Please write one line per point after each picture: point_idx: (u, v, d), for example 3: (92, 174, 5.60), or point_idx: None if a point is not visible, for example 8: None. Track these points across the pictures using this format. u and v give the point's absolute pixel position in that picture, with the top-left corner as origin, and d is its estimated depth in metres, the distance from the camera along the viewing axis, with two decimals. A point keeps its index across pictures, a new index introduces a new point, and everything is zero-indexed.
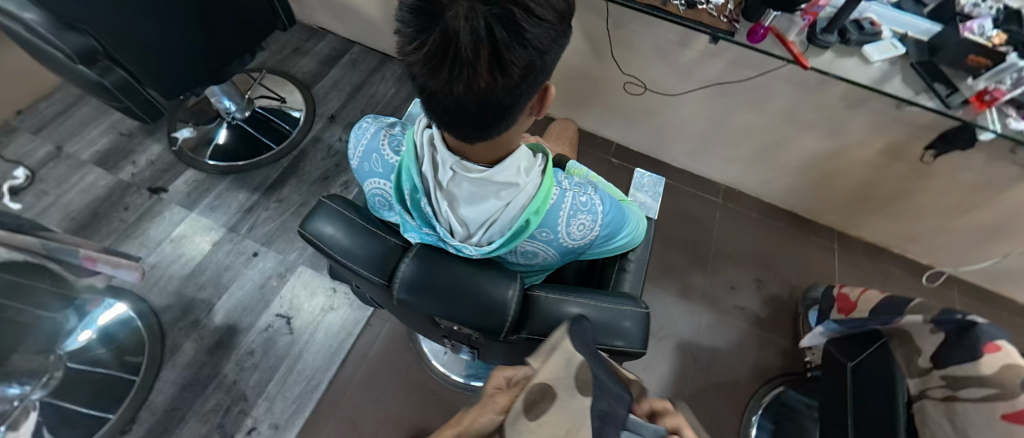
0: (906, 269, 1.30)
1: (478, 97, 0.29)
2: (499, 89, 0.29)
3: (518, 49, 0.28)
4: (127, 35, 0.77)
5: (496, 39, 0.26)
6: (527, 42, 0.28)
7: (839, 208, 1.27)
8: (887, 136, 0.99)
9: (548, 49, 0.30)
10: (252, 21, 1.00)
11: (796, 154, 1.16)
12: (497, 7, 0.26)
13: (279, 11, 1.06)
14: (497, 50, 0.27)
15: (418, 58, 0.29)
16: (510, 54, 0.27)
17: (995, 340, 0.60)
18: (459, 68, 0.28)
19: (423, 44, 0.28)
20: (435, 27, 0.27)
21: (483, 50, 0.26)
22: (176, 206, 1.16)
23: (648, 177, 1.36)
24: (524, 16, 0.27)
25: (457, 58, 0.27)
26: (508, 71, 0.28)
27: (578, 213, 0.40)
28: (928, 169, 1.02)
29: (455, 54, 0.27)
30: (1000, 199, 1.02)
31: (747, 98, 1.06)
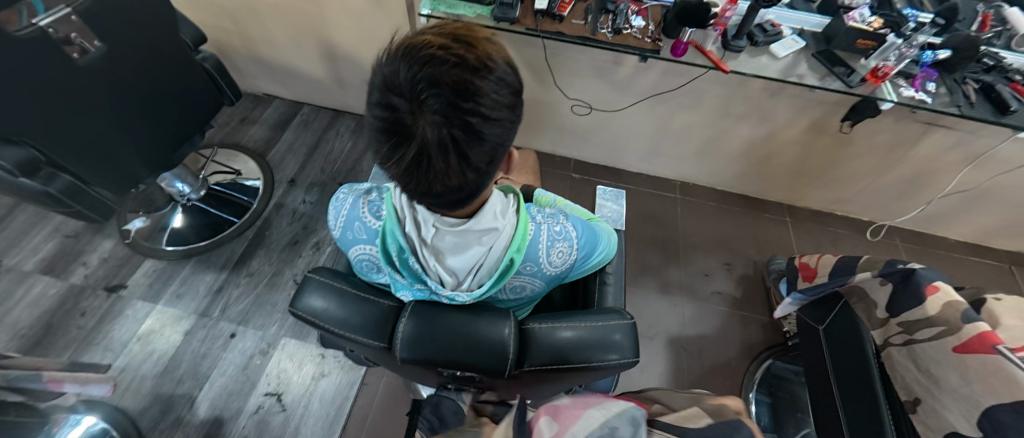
0: (851, 228, 1.42)
1: (454, 189, 0.35)
2: (470, 180, 0.34)
3: (480, 146, 0.33)
4: (69, 139, 0.76)
5: (459, 145, 0.32)
6: (487, 138, 0.33)
7: (783, 184, 1.38)
8: (809, 115, 1.10)
9: (509, 133, 0.35)
10: (197, 102, 0.99)
11: (736, 143, 1.26)
12: (456, 119, 0.31)
13: (224, 89, 1.06)
14: (462, 153, 0.32)
15: (398, 167, 0.34)
16: (473, 152, 0.33)
17: (933, 281, 0.68)
18: (433, 172, 0.33)
19: (400, 156, 0.33)
20: (407, 142, 0.32)
21: (451, 156, 0.32)
22: (138, 301, 1.10)
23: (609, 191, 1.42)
24: (480, 121, 0.32)
25: (431, 166, 0.33)
26: (474, 165, 0.33)
27: (556, 242, 0.44)
28: (849, 138, 1.15)
29: (428, 162, 0.32)
30: (912, 154, 1.15)
31: (683, 102, 1.15)
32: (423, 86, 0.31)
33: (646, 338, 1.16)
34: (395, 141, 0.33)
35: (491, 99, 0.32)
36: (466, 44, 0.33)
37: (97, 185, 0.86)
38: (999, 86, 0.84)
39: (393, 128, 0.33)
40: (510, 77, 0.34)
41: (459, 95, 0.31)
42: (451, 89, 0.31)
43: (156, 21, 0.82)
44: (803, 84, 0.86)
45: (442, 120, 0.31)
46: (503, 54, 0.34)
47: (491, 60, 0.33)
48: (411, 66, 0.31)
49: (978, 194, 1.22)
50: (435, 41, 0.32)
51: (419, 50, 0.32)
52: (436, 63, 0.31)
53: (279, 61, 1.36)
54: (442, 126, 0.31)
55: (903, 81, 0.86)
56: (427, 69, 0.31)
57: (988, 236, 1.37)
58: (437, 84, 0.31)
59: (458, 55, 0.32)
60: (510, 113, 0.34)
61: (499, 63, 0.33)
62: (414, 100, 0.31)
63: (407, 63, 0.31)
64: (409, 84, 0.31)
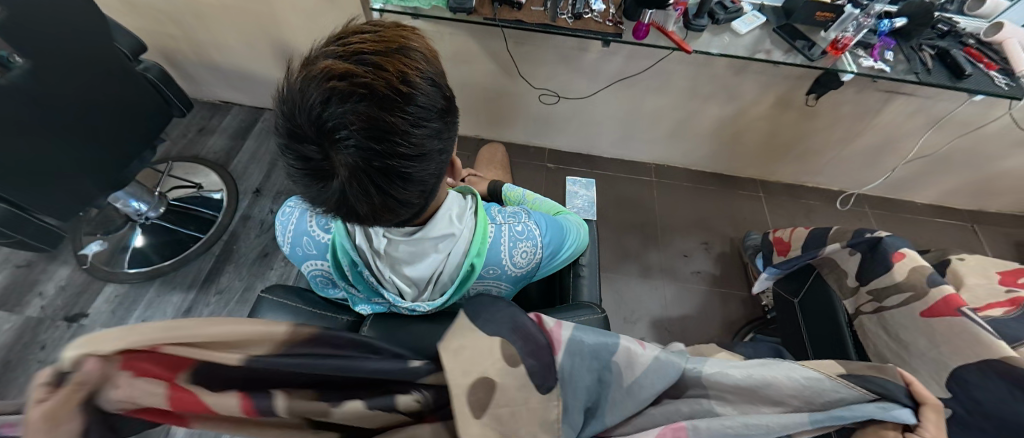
0: (822, 198, 1.45)
1: (389, 222, 0.35)
2: (403, 214, 0.34)
3: (406, 182, 0.32)
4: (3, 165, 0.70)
5: (380, 186, 0.31)
6: (411, 174, 0.32)
7: (754, 161, 1.40)
8: (774, 90, 1.11)
9: (439, 158, 0.34)
10: (143, 115, 0.94)
11: (706, 123, 1.26)
12: (372, 161, 0.30)
13: (171, 99, 1.00)
14: (387, 193, 0.32)
15: (326, 207, 0.34)
16: (399, 191, 0.32)
17: (900, 249, 0.70)
18: (360, 213, 0.33)
19: (324, 197, 0.33)
20: (327, 185, 0.32)
21: (375, 198, 0.32)
22: (102, 329, 1.05)
23: (579, 181, 1.40)
24: (399, 160, 0.31)
25: (356, 207, 0.33)
26: (403, 203, 0.33)
27: (518, 242, 0.42)
28: (814, 111, 1.16)
29: (354, 205, 0.32)
30: (875, 123, 1.17)
31: (651, 85, 1.14)
32: (331, 131, 0.29)
33: (630, 323, 1.17)
34: (316, 183, 0.32)
35: (407, 134, 0.31)
36: (374, 72, 0.30)
37: (40, 211, 0.80)
38: (954, 51, 0.85)
39: (311, 171, 0.32)
40: (431, 101, 0.32)
41: (372, 135, 0.30)
42: (361, 129, 0.29)
43: (84, 31, 0.76)
44: (766, 60, 0.86)
45: (357, 166, 0.30)
46: (420, 74, 0.32)
47: (404, 85, 0.31)
48: (315, 107, 0.29)
49: (939, 158, 1.25)
50: (336, 72, 0.29)
51: (322, 86, 0.29)
52: (343, 101, 0.29)
53: (232, 66, 1.30)
54: (358, 172, 0.30)
55: (862, 51, 0.86)
56: (332, 110, 0.29)
57: (950, 197, 1.42)
58: (345, 125, 0.29)
59: (366, 89, 0.29)
60: (436, 140, 0.33)
61: (415, 89, 0.31)
62: (326, 146, 0.30)
63: (312, 104, 0.30)
64: (317, 128, 0.30)
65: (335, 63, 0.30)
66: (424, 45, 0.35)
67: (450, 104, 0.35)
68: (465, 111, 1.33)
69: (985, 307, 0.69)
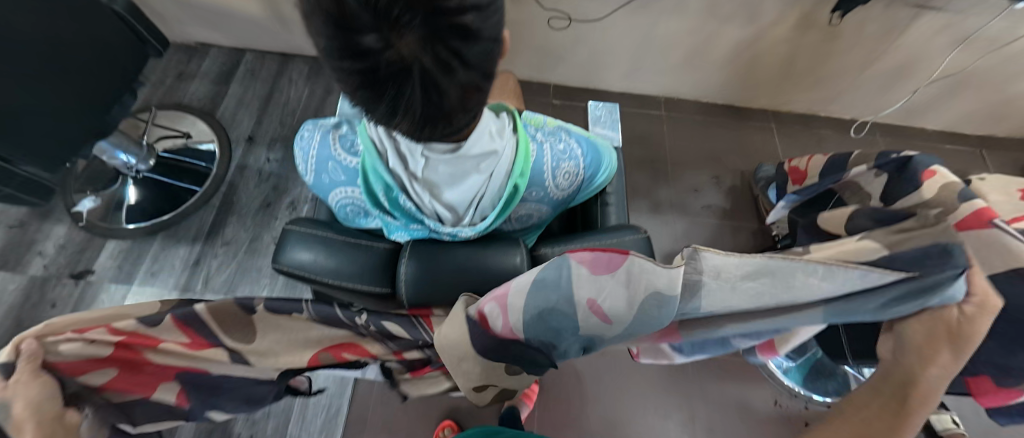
0: (833, 128, 1.42)
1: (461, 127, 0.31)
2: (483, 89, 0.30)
3: (479, 68, 0.28)
4: None
5: (462, 54, 0.26)
6: (484, 29, 0.27)
7: (768, 90, 1.34)
8: (798, 8, 1.03)
9: (500, 38, 0.29)
10: (117, 56, 0.85)
11: (722, 49, 1.19)
12: (448, 22, 0.25)
13: (145, 36, 0.90)
14: (463, 84, 0.27)
15: (405, 123, 0.29)
16: (479, 55, 0.27)
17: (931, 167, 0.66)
18: (435, 118, 0.29)
19: (401, 107, 0.28)
20: (402, 85, 0.26)
21: (462, 73, 0.27)
22: (111, 284, 1.04)
23: (603, 107, 1.32)
24: (472, 13, 0.25)
25: (430, 111, 0.28)
26: (484, 71, 0.29)
27: (561, 162, 0.39)
28: (838, 31, 1.09)
29: (442, 97, 0.27)
30: (900, 42, 1.11)
31: (668, 6, 1.06)
32: (390, 15, 0.24)
33: None
34: (376, 93, 0.27)
35: None
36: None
37: (27, 163, 0.75)
38: None
39: (378, 77, 0.26)
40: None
41: (438, 11, 0.24)
42: None
43: None
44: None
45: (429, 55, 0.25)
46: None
47: None
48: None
49: (961, 79, 1.20)
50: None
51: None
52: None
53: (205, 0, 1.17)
54: (433, 63, 0.25)
55: None
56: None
57: (963, 122, 1.39)
58: None
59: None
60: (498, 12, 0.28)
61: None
62: (387, 38, 0.25)
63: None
64: (370, 16, 0.24)
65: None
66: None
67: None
68: None
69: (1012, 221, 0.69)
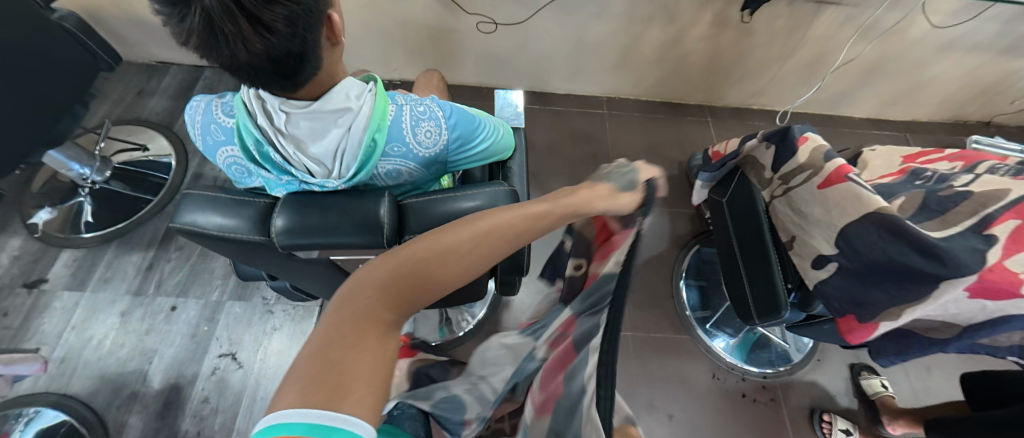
0: (766, 119, 1.53)
1: (302, 47, 0.34)
2: (278, 43, 0.32)
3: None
4: None
5: (245, 5, 0.30)
6: None
7: (699, 86, 1.45)
8: (711, 7, 1.16)
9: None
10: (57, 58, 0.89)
11: (649, 48, 1.30)
12: None
13: (79, 34, 0.92)
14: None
15: (245, 62, 0.33)
16: (267, 14, 0.31)
17: (805, 134, 0.75)
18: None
19: (252, 62, 0.33)
20: (217, 30, 0.31)
21: (240, 18, 0.30)
22: (64, 292, 1.05)
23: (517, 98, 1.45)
24: None
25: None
26: (275, 30, 0.31)
27: (421, 122, 0.45)
28: (751, 28, 1.22)
29: (220, 27, 0.31)
30: (808, 36, 1.25)
31: (592, 11, 1.18)
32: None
33: None
34: (207, 31, 0.31)
35: None
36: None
37: None
38: None
39: (212, 29, 0.31)
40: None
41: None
42: None
43: None
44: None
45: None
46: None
47: None
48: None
49: (865, 67, 1.35)
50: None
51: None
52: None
53: None
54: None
55: None
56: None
57: (884, 108, 1.54)
58: None
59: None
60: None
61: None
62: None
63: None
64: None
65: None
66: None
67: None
68: (414, 53, 1.34)
69: (926, 164, 0.73)
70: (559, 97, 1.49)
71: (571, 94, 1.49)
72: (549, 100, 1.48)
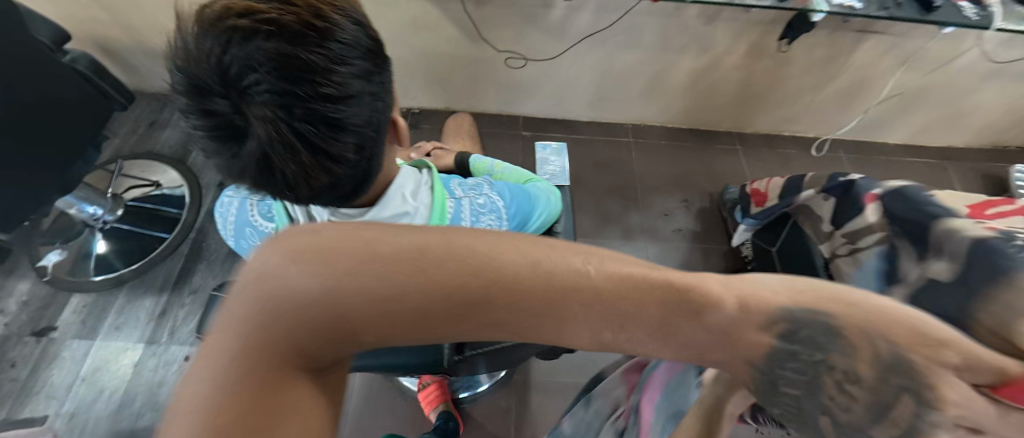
0: (798, 146, 1.47)
1: (363, 168, 0.38)
2: (341, 171, 0.37)
3: (343, 96, 0.35)
4: None
5: (311, 139, 0.34)
6: (339, 119, 0.35)
7: (730, 114, 1.40)
8: (747, 37, 1.11)
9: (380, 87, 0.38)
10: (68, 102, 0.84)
11: (679, 77, 1.25)
12: (297, 110, 0.34)
13: (90, 75, 0.88)
14: (324, 104, 0.34)
15: (308, 191, 0.37)
16: (332, 147, 0.35)
17: (872, 190, 0.70)
18: (303, 137, 0.34)
19: (313, 188, 0.37)
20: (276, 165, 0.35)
21: (306, 153, 0.35)
22: (74, 341, 1.01)
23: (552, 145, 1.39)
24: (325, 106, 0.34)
25: (299, 127, 0.34)
26: (338, 160, 0.36)
27: (482, 216, 0.40)
28: (788, 57, 1.17)
29: (281, 165, 0.35)
30: (847, 65, 1.19)
31: (622, 40, 1.13)
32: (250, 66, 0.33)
33: None
34: (269, 167, 0.36)
35: (337, 94, 0.35)
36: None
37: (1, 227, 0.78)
38: None
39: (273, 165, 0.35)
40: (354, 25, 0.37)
41: (288, 66, 0.33)
42: (287, 86, 0.34)
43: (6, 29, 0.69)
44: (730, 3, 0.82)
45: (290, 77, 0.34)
46: (339, 9, 0.37)
47: (302, 59, 0.34)
48: (231, 52, 0.33)
49: (905, 94, 1.29)
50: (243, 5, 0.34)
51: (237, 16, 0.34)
52: (253, 37, 0.33)
53: None
54: (289, 93, 0.34)
55: None
56: (263, 45, 0.33)
57: (921, 135, 1.47)
58: (287, 109, 0.34)
59: (299, 10, 0.35)
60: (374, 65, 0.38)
61: (346, 19, 0.36)
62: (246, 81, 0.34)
63: (227, 48, 0.33)
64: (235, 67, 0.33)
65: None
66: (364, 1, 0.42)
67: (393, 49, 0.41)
68: (433, 83, 1.29)
69: None
70: (583, 125, 1.44)
71: (594, 122, 1.44)
72: (572, 128, 1.43)
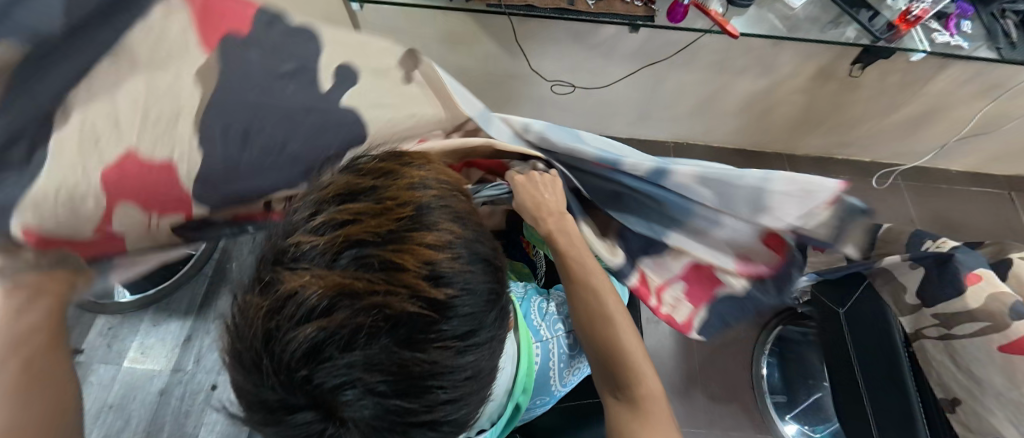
0: (853, 170, 1.36)
1: (479, 409, 0.28)
2: None
3: (455, 345, 0.24)
4: None
5: None
6: (453, 419, 0.26)
7: (783, 136, 1.30)
8: (816, 61, 1.00)
9: (491, 301, 0.26)
10: None
11: (733, 98, 1.15)
12: (399, 424, 0.24)
13: None
14: (436, 372, 0.23)
15: None
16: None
17: (974, 268, 0.58)
18: (415, 420, 0.24)
19: None
20: None
21: None
22: (99, 366, 0.99)
23: None
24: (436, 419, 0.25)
25: (405, 406, 0.24)
26: None
27: (571, 359, 0.37)
28: (858, 82, 1.06)
29: None
30: (922, 93, 1.08)
31: (678, 61, 1.03)
32: (319, 350, 0.21)
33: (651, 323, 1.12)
34: None
35: (454, 400, 0.25)
36: (353, 218, 0.23)
37: None
38: None
39: None
40: (446, 220, 0.25)
41: (402, 377, 0.23)
42: (391, 397, 0.23)
43: None
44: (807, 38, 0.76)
45: (392, 356, 0.22)
46: (456, 256, 0.24)
47: (418, 363, 0.23)
48: (289, 331, 0.22)
49: (981, 124, 1.16)
50: (295, 251, 0.23)
51: (290, 271, 0.23)
52: (350, 333, 0.22)
53: None
54: (393, 374, 0.23)
55: (936, 24, 0.74)
56: (341, 315, 0.21)
57: (989, 164, 1.34)
58: (386, 424, 0.24)
59: (376, 237, 0.23)
60: (486, 270, 0.26)
61: (437, 225, 0.24)
62: (317, 373, 0.22)
63: (277, 326, 0.22)
64: (301, 358, 0.22)
65: (331, 208, 0.24)
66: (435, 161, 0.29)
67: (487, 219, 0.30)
68: None
69: None
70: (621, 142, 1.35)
71: (633, 139, 1.35)
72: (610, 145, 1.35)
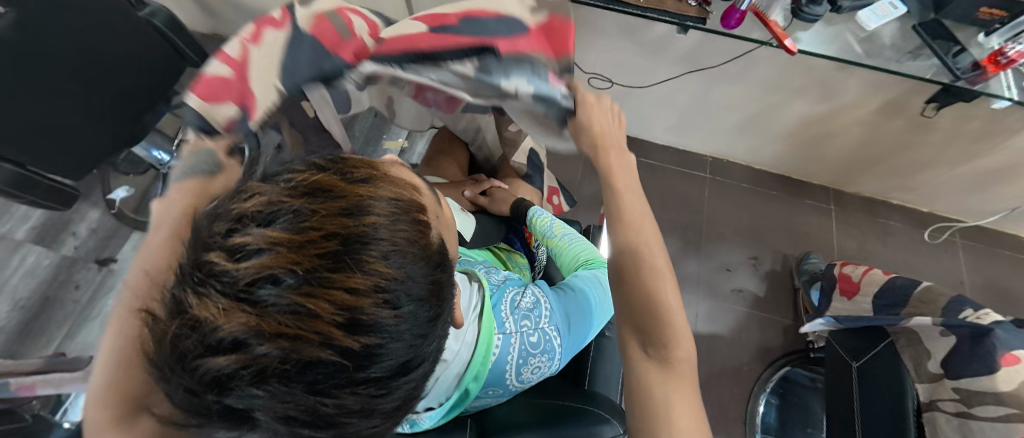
0: (906, 218, 1.25)
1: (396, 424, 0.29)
2: None
3: (368, 388, 0.24)
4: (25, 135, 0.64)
5: None
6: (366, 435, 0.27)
7: (834, 169, 1.20)
8: (884, 93, 0.91)
9: (419, 343, 0.26)
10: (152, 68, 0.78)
11: (785, 120, 1.07)
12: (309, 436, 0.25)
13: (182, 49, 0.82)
14: (346, 413, 0.23)
15: None
16: None
17: (1013, 349, 0.52)
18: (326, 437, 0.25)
19: None
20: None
21: None
22: None
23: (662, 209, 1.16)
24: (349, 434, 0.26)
25: (313, 434, 0.24)
26: None
27: (531, 357, 0.36)
28: (930, 123, 0.95)
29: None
30: (1004, 146, 0.96)
31: (730, 70, 0.96)
32: (224, 381, 0.21)
33: None
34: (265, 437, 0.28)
35: (365, 425, 0.26)
36: (272, 248, 0.21)
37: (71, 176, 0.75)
38: None
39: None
40: (380, 256, 0.23)
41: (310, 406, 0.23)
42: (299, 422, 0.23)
43: None
44: (884, 67, 0.68)
45: (297, 400, 0.22)
46: (382, 302, 0.23)
47: (327, 399, 0.23)
48: (197, 358, 0.21)
49: None
50: (210, 273, 0.22)
51: (203, 296, 0.21)
52: (257, 369, 0.21)
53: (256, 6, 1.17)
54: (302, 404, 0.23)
55: None
56: (252, 353, 0.20)
57: None
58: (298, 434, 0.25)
59: (295, 273, 0.21)
60: (416, 315, 0.25)
61: (366, 267, 0.23)
62: (225, 398, 0.21)
63: (187, 349, 0.21)
64: (207, 383, 0.21)
65: (254, 233, 0.22)
66: (385, 182, 0.27)
67: (435, 248, 0.28)
68: None
69: None
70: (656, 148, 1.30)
71: (670, 147, 1.30)
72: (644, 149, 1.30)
